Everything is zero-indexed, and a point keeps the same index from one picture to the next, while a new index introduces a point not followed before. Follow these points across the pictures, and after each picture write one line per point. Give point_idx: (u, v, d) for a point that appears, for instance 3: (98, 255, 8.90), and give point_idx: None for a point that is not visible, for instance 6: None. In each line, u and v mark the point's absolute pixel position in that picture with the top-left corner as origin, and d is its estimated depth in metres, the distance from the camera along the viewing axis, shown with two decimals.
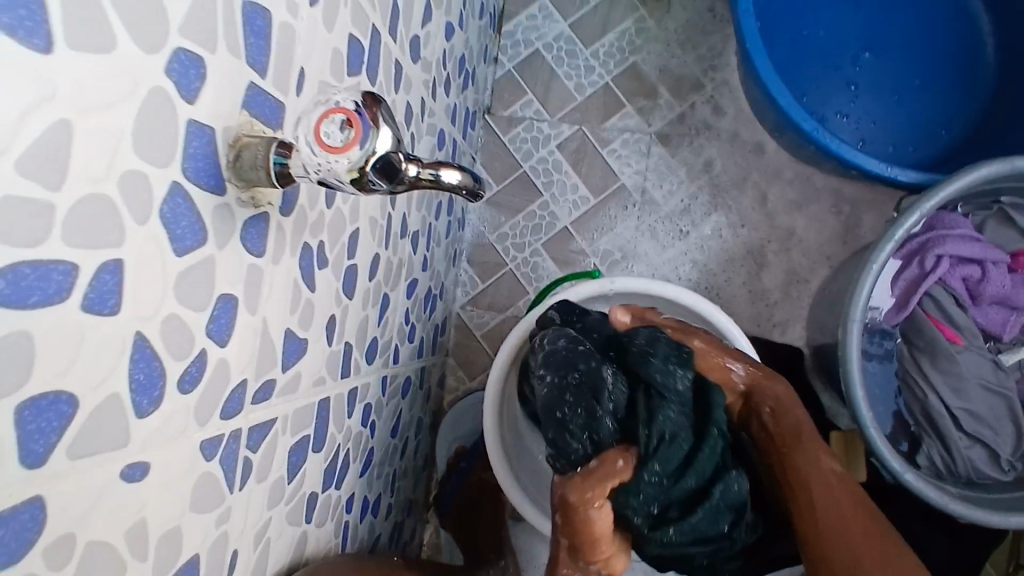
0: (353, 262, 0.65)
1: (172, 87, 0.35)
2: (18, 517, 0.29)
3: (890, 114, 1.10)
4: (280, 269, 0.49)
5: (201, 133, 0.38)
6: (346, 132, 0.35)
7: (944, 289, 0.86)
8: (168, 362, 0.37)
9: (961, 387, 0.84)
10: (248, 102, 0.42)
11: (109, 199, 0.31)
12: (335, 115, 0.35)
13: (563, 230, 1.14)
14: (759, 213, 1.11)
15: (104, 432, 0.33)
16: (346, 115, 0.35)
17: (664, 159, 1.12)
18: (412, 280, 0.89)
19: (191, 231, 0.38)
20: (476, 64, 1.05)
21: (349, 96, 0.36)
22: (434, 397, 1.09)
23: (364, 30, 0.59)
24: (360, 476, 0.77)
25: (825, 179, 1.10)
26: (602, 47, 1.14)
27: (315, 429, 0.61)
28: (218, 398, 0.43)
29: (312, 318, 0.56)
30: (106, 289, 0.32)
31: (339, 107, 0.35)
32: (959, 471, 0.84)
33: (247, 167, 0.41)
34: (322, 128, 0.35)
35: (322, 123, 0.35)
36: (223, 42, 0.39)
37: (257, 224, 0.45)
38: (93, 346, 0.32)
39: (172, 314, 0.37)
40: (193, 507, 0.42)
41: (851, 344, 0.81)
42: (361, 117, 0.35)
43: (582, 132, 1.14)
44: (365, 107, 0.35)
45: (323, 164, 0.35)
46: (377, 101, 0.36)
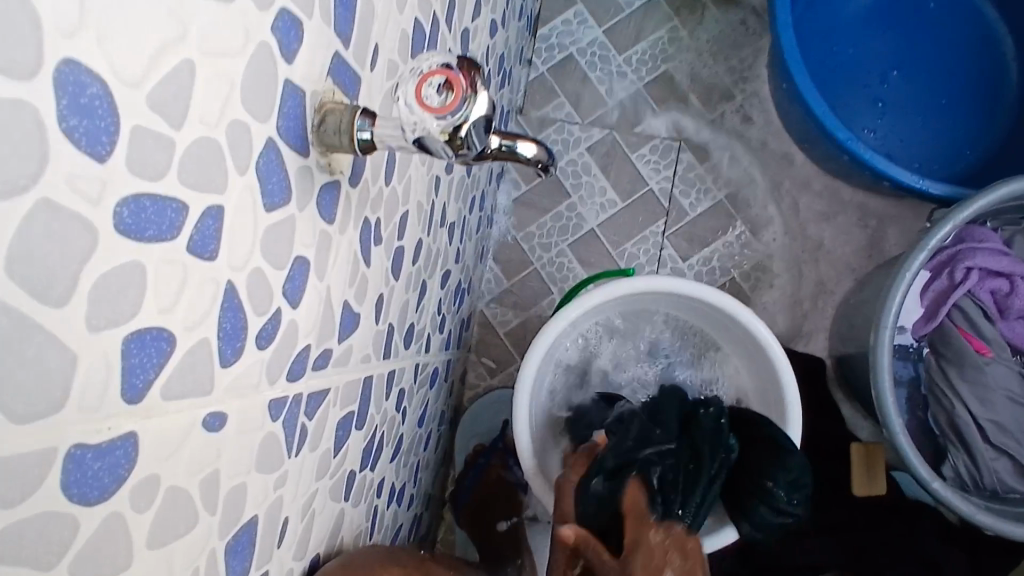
0: (401, 245, 0.66)
1: (275, 43, 0.36)
2: (115, 450, 0.28)
3: (917, 131, 1.11)
4: (345, 240, 0.50)
5: (294, 94, 0.39)
6: (444, 95, 0.36)
7: (972, 301, 0.87)
8: (250, 316, 0.38)
9: (988, 398, 0.85)
10: (332, 71, 0.43)
11: (217, 143, 0.32)
12: (434, 78, 0.36)
13: (590, 232, 1.15)
14: (786, 222, 1.12)
15: (194, 376, 0.33)
16: (446, 78, 0.36)
17: (693, 166, 1.14)
18: (446, 271, 0.89)
19: (279, 188, 0.39)
20: (512, 65, 1.07)
21: (443, 59, 0.37)
22: (455, 392, 1.09)
23: (427, 16, 0.61)
24: (390, 461, 0.77)
25: (853, 193, 1.11)
26: (635, 54, 1.16)
27: (359, 406, 0.61)
28: (286, 359, 0.43)
29: (366, 293, 0.57)
30: (208, 234, 0.33)
31: (435, 69, 0.36)
32: (984, 483, 0.85)
33: (330, 132, 0.42)
34: (420, 88, 0.36)
35: (420, 86, 0.36)
36: (318, 8, 0.39)
37: (330, 191, 0.46)
38: (193, 288, 0.32)
39: (257, 269, 0.38)
40: (259, 465, 0.42)
41: (883, 351, 0.82)
42: (460, 80, 0.36)
43: (612, 136, 1.15)
44: (462, 69, 0.36)
45: (420, 123, 0.36)
46: (474, 66, 0.37)
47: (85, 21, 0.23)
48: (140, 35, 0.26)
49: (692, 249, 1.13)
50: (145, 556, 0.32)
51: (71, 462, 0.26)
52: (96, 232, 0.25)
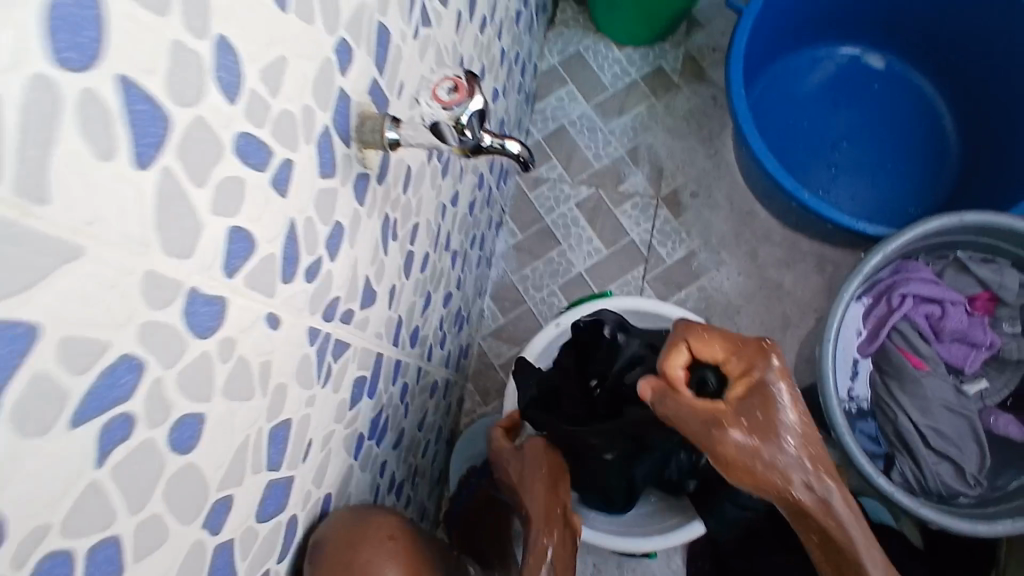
0: (412, 249, 0.80)
1: (335, 60, 0.51)
2: (212, 304, 0.41)
3: (865, 192, 1.27)
4: (370, 223, 0.64)
5: (344, 99, 0.54)
6: (452, 95, 0.53)
7: (910, 324, 0.99)
8: (303, 251, 0.51)
9: (926, 407, 0.96)
10: (371, 91, 0.59)
11: (293, 116, 0.47)
12: (449, 85, 0.54)
13: (577, 275, 1.29)
14: (753, 268, 1.26)
15: (264, 278, 0.46)
16: (456, 86, 0.53)
17: (669, 220, 1.29)
18: (448, 293, 1.03)
19: (329, 164, 0.53)
20: (512, 130, 1.25)
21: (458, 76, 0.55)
22: (452, 414, 1.19)
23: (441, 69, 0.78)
24: (392, 448, 0.87)
25: (810, 244, 1.26)
26: (618, 125, 1.35)
27: (372, 376, 0.73)
28: (323, 300, 0.56)
29: (382, 277, 0.70)
30: (283, 178, 0.46)
31: (448, 80, 0.54)
32: (929, 486, 0.94)
33: (368, 131, 0.57)
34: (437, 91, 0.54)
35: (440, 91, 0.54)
36: (363, 43, 0.56)
37: (363, 180, 0.60)
38: (271, 213, 0.46)
39: (310, 218, 0.51)
40: (297, 377, 0.54)
41: (827, 360, 0.93)
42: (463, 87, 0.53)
43: (598, 193, 1.32)
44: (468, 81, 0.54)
45: (434, 111, 0.53)
46: (477, 82, 0.54)
47: (235, 16, 0.38)
48: (260, 32, 0.41)
49: (669, 290, 1.26)
50: (219, 401, 0.43)
51: (188, 299, 0.38)
52: (222, 149, 0.39)
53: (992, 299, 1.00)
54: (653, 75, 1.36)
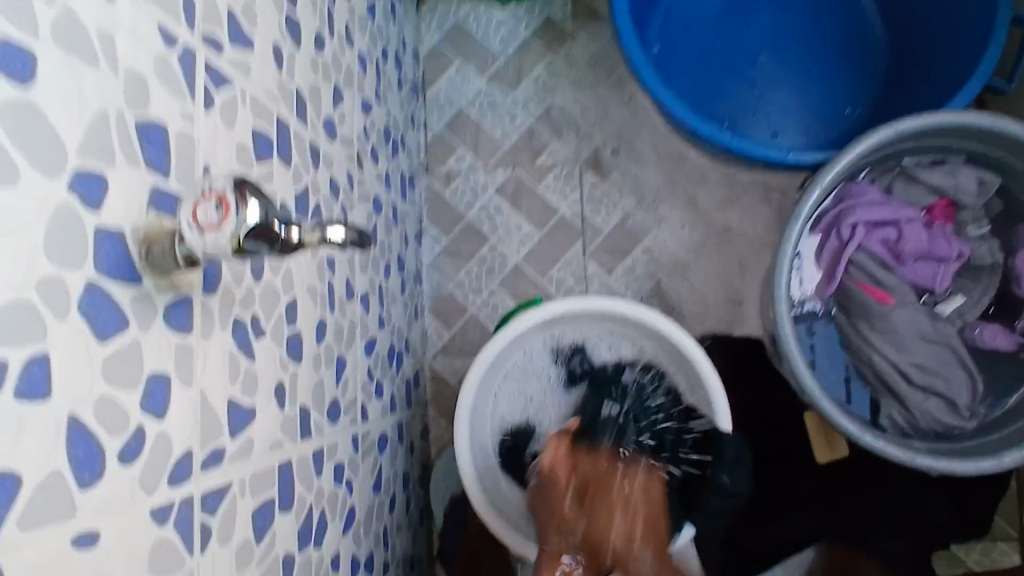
0: (296, 330, 0.70)
1: (75, 201, 0.41)
2: None
3: (794, 104, 1.18)
4: (213, 343, 0.54)
5: (110, 235, 0.44)
6: (219, 212, 0.40)
7: (866, 255, 0.91)
8: (105, 438, 0.42)
9: (900, 341, 0.89)
10: (154, 203, 0.48)
11: (29, 304, 0.37)
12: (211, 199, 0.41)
13: (515, 268, 1.19)
14: (694, 214, 1.17)
15: (50, 502, 0.38)
16: (219, 199, 0.40)
17: (597, 185, 1.19)
18: (370, 339, 0.93)
19: (112, 320, 0.43)
20: (404, 132, 1.13)
21: (224, 182, 0.41)
22: (419, 450, 1.12)
23: (268, 122, 0.67)
24: (344, 533, 0.80)
25: (750, 175, 1.17)
26: (519, 94, 1.22)
27: (280, 491, 0.65)
28: (163, 468, 0.47)
29: (257, 386, 0.61)
30: (37, 379, 0.37)
31: (211, 192, 0.41)
32: (920, 425, 0.88)
33: (158, 258, 0.46)
34: (199, 213, 0.40)
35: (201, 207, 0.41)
36: (121, 156, 0.45)
37: (180, 307, 0.50)
38: (33, 430, 0.37)
39: (104, 396, 0.42)
40: (152, 569, 0.46)
41: (783, 320, 0.85)
42: (230, 198, 0.40)
43: (516, 174, 1.21)
44: (237, 187, 0.41)
45: (211, 239, 0.40)
46: (245, 183, 0.41)
47: None
48: None
49: (614, 261, 1.18)
50: None
51: None
52: None
53: (951, 205, 0.93)
54: (545, 28, 1.23)
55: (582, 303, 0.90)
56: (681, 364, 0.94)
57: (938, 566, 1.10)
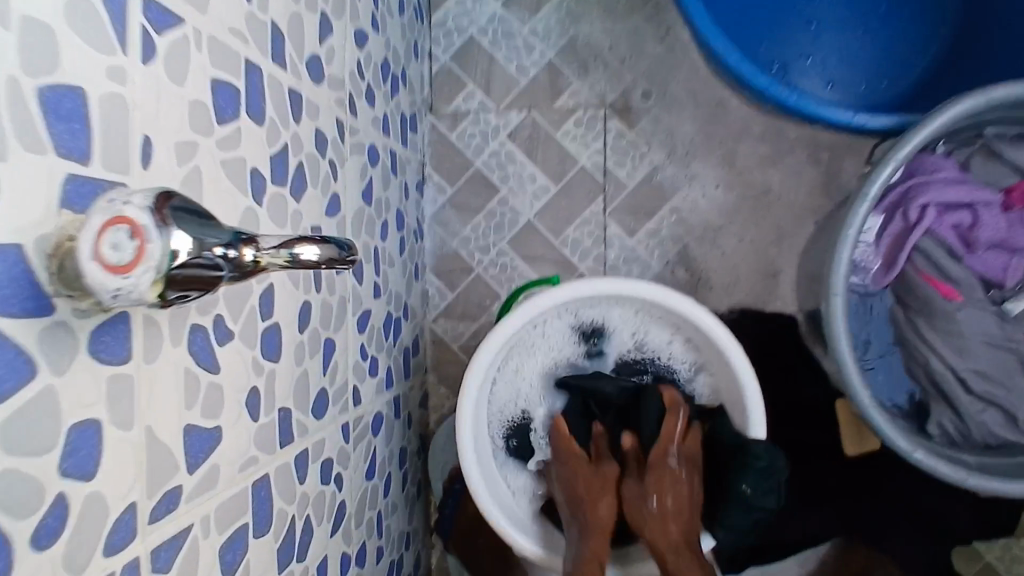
0: (273, 322, 0.59)
1: None
2: None
3: (857, 49, 1.03)
4: (161, 366, 0.44)
5: (2, 254, 0.32)
6: (133, 245, 0.28)
7: (933, 240, 0.81)
8: (10, 524, 0.33)
9: (964, 347, 0.79)
10: (66, 197, 0.36)
11: None
12: (114, 226, 0.28)
13: (527, 225, 1.07)
14: (731, 172, 1.04)
15: None
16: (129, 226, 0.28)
17: (624, 134, 1.05)
18: (363, 312, 0.83)
19: (12, 369, 0.33)
20: (405, 65, 0.97)
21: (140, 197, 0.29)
22: (417, 421, 1.04)
23: (232, 69, 0.53)
24: (332, 534, 0.72)
25: (798, 130, 1.03)
26: (540, 22, 1.05)
27: (256, 512, 0.56)
28: (98, 534, 0.38)
29: (223, 402, 0.51)
30: None
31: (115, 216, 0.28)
32: (973, 437, 0.79)
33: (74, 277, 0.35)
34: (102, 248, 0.28)
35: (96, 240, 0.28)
36: (16, 139, 0.33)
37: (114, 328, 0.39)
38: None
39: (6, 470, 0.32)
40: None
41: (836, 314, 0.74)
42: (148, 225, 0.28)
43: (531, 117, 1.06)
44: (154, 209, 0.29)
45: (127, 286, 0.28)
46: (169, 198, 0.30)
47: None
48: None
49: (638, 222, 1.05)
50: None
51: None
52: None
53: None
54: None
55: (603, 287, 0.78)
56: (713, 357, 0.84)
57: (956, 563, 1.03)
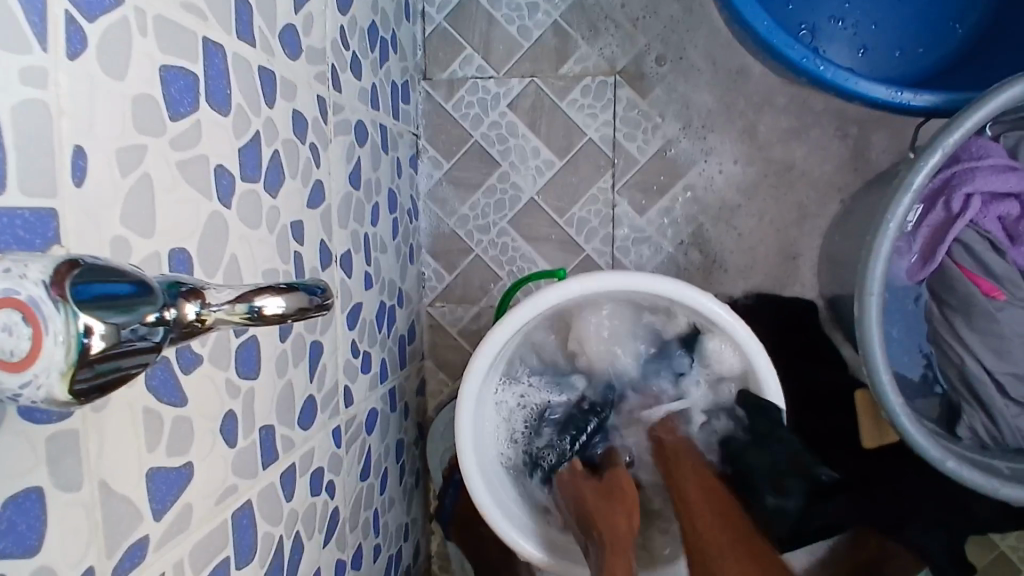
0: (249, 336, 0.53)
1: None
2: None
3: (891, 12, 0.94)
4: (111, 412, 0.38)
5: None
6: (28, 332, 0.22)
7: (975, 232, 0.73)
8: None
9: (1004, 348, 0.72)
10: None
11: None
12: (0, 315, 0.22)
13: (529, 203, 1.00)
14: (751, 146, 0.96)
15: None
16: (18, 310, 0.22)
17: (635, 103, 0.97)
18: (353, 306, 0.77)
19: None
20: (395, 28, 0.88)
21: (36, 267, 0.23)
22: (414, 409, 0.99)
23: (187, 54, 0.45)
24: (326, 545, 0.69)
25: (825, 100, 0.94)
26: None
27: (237, 544, 0.52)
28: None
29: (193, 435, 0.46)
30: None
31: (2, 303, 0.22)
32: (1005, 440, 0.73)
33: None
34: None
35: None
36: None
37: None
38: None
39: None
40: None
41: (871, 316, 0.68)
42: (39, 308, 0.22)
43: (534, 85, 0.98)
44: (53, 282, 0.23)
45: (38, 381, 0.22)
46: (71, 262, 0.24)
47: None
48: None
49: (649, 199, 0.98)
50: None
51: None
52: None
53: None
54: None
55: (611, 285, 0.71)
56: (738, 363, 0.77)
57: (970, 549, 1.00)
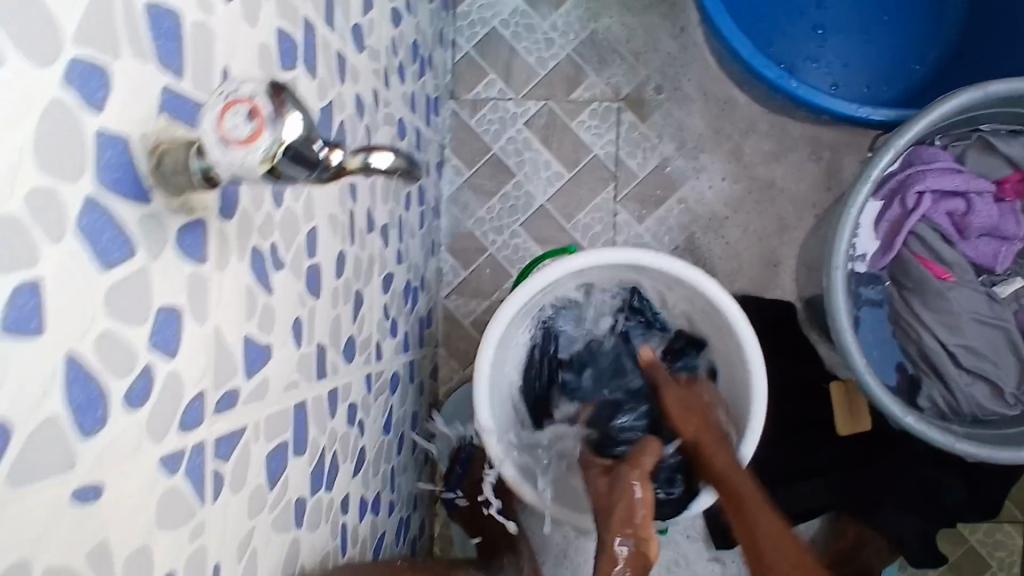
0: (315, 262, 0.64)
1: (72, 97, 0.34)
2: None
3: (859, 56, 1.12)
4: (228, 275, 0.48)
5: (114, 142, 0.37)
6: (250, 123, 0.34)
7: (928, 226, 0.89)
8: (109, 380, 0.37)
9: (955, 324, 0.88)
10: (163, 106, 0.40)
11: (16, 220, 0.31)
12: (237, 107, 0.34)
13: (540, 208, 1.12)
14: (736, 165, 1.11)
15: (46, 456, 0.33)
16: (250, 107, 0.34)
17: (635, 126, 1.11)
18: (387, 275, 0.87)
19: (116, 245, 0.37)
20: (431, 50, 1.03)
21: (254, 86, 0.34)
22: (428, 390, 1.08)
23: (294, 22, 0.57)
24: (354, 476, 0.77)
25: (802, 128, 1.10)
26: (560, 18, 1.11)
27: (294, 434, 0.60)
28: (175, 412, 0.43)
29: (274, 322, 0.56)
30: (26, 310, 0.32)
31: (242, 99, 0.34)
32: (961, 409, 0.88)
33: (169, 172, 0.39)
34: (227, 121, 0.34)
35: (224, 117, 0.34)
36: (128, 47, 0.37)
37: (194, 231, 0.44)
38: (18, 372, 0.31)
39: (106, 331, 0.37)
40: (162, 522, 0.42)
41: (838, 289, 0.80)
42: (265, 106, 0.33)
43: (548, 107, 1.12)
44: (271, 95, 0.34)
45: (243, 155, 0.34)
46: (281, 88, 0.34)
47: None
48: None
49: (645, 209, 1.11)
50: None
51: None
52: None
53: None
54: None
55: (605, 256, 0.83)
56: (726, 338, 0.88)
57: (942, 542, 1.09)
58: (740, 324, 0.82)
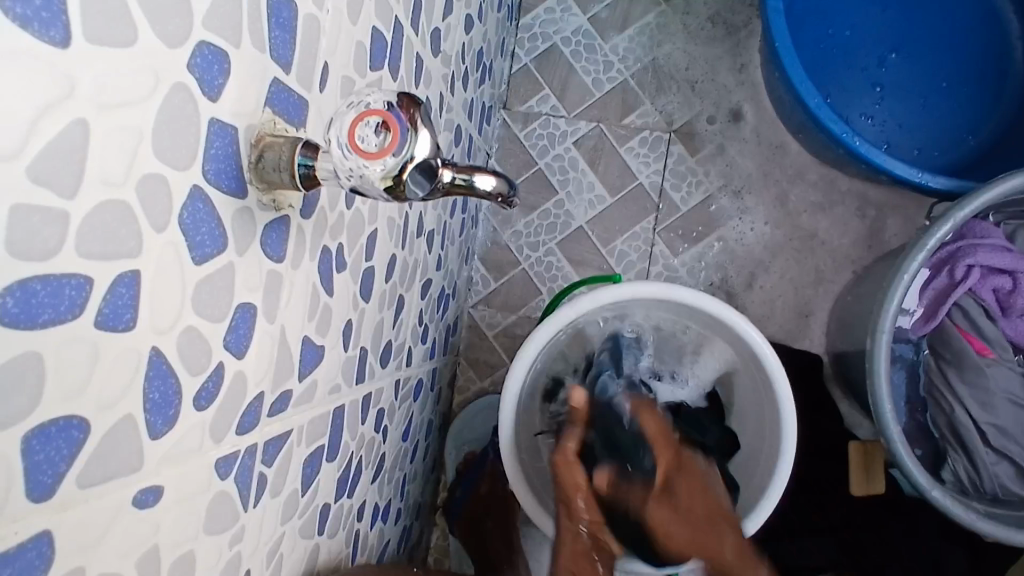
0: (371, 265, 0.62)
1: (193, 82, 0.32)
2: (26, 552, 0.28)
3: (914, 118, 1.12)
4: (300, 275, 0.46)
5: (223, 132, 0.35)
6: (381, 137, 0.38)
7: (973, 299, 0.93)
8: (184, 378, 0.35)
9: (988, 401, 0.91)
10: (271, 98, 0.39)
11: (128, 207, 0.29)
12: (369, 118, 0.38)
13: (578, 230, 1.11)
14: (780, 212, 1.10)
15: (117, 455, 0.32)
16: (381, 119, 0.38)
17: (684, 159, 1.10)
18: (426, 281, 0.86)
19: (211, 237, 0.35)
20: (493, 58, 1.02)
21: (382, 97, 0.38)
22: (444, 398, 1.07)
23: (387, 22, 0.56)
24: (372, 482, 0.75)
25: (850, 183, 1.09)
26: (623, 42, 1.10)
27: (330, 439, 0.59)
28: (235, 413, 0.41)
29: (330, 322, 0.54)
30: (122, 304, 0.30)
31: (373, 110, 0.38)
32: (983, 486, 0.90)
33: (269, 169, 0.38)
34: (357, 132, 0.38)
35: (355, 126, 0.38)
36: (248, 34, 0.36)
37: (277, 228, 0.42)
38: (105, 367, 0.30)
39: (189, 328, 0.35)
40: (208, 527, 0.40)
41: (880, 354, 0.81)
42: (397, 119, 0.38)
43: (599, 129, 1.11)
44: (402, 109, 0.38)
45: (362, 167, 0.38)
46: (413, 102, 0.39)
47: None
48: (13, 99, 0.23)
49: (683, 243, 1.10)
50: None
51: None
52: None
53: None
54: None
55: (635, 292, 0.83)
56: (763, 387, 0.87)
57: None
58: (773, 374, 0.82)
